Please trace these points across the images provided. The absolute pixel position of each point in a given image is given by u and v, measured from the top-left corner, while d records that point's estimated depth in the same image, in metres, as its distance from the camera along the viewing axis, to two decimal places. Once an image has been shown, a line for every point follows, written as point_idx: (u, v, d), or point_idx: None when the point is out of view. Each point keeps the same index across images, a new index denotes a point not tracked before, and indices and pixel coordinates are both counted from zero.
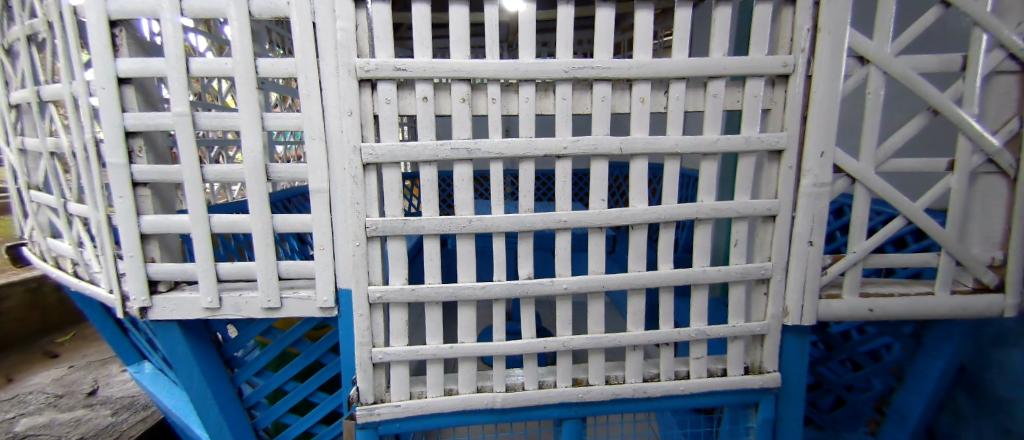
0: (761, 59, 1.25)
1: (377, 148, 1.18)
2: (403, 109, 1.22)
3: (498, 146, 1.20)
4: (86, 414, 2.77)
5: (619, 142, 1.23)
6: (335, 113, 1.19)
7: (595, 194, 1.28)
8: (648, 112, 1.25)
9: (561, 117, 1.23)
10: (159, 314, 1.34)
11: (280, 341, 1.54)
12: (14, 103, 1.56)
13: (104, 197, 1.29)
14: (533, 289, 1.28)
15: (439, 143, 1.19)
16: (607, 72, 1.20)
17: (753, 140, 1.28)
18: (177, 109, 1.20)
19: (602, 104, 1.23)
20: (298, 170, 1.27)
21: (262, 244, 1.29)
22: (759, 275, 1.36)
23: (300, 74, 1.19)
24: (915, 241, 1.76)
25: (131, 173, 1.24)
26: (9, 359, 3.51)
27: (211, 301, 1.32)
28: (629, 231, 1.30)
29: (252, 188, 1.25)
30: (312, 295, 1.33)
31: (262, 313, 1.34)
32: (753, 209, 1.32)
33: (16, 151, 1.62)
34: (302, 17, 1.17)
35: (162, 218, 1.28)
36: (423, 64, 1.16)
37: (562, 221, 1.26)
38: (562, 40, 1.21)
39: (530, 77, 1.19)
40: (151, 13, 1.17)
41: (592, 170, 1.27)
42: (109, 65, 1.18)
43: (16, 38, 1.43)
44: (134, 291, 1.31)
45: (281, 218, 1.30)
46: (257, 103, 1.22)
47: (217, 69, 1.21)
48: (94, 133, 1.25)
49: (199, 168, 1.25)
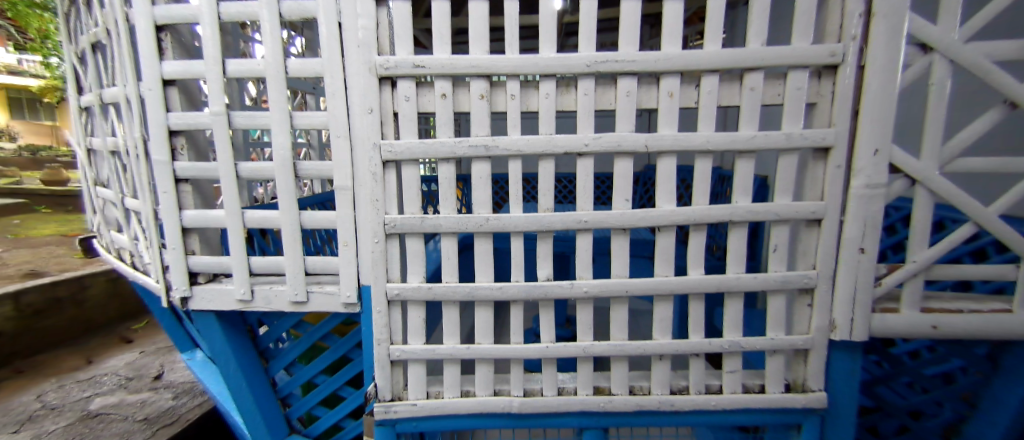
0: (805, 48, 1.15)
1: (396, 145, 1.19)
2: (423, 107, 1.22)
3: (517, 144, 1.18)
4: (151, 397, 2.99)
5: (644, 139, 1.17)
6: (357, 111, 1.22)
7: (619, 194, 1.22)
8: (676, 107, 1.18)
9: (583, 113, 1.18)
10: (198, 305, 1.41)
11: (310, 334, 1.59)
12: (84, 108, 1.70)
13: (151, 192, 1.38)
14: (551, 291, 1.23)
15: (457, 140, 1.18)
16: (631, 66, 1.15)
17: (795, 137, 1.17)
18: (214, 109, 1.27)
19: (627, 99, 1.18)
20: (323, 167, 1.31)
21: (290, 239, 1.34)
22: (801, 284, 1.24)
23: (326, 74, 1.23)
24: (997, 254, 1.55)
25: (173, 169, 1.33)
26: (90, 342, 3.74)
27: (243, 293, 1.38)
28: (656, 234, 1.23)
29: (281, 185, 1.30)
30: (337, 290, 1.36)
31: (290, 306, 1.38)
32: (794, 211, 1.21)
33: (86, 151, 1.78)
34: (328, 18, 1.20)
35: (202, 213, 1.35)
36: (443, 61, 1.15)
37: (583, 221, 1.21)
38: (585, 32, 1.16)
39: (550, 72, 1.16)
40: (192, 18, 1.25)
41: (616, 168, 1.21)
42: (156, 68, 1.27)
43: (85, 47, 1.56)
44: (176, 282, 1.39)
45: (308, 214, 1.34)
46: (287, 102, 1.27)
47: (251, 71, 1.28)
48: (143, 132, 1.34)
49: (234, 165, 1.32)
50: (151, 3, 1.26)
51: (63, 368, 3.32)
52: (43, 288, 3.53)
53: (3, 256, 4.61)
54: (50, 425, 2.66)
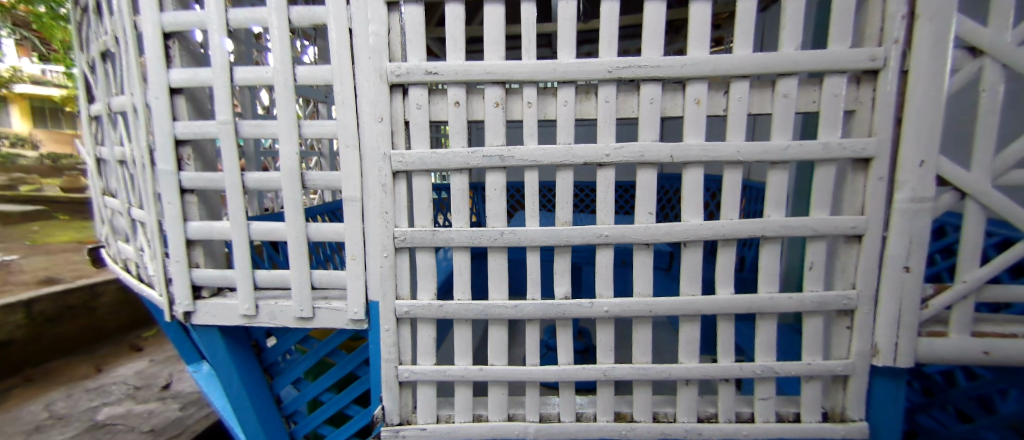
0: (843, 52, 1.07)
1: (406, 155, 1.14)
2: (435, 115, 1.17)
3: (533, 154, 1.12)
4: (158, 407, 2.95)
5: (669, 149, 1.10)
6: (367, 120, 1.17)
7: (641, 207, 1.15)
8: (704, 115, 1.11)
9: (603, 122, 1.12)
10: (202, 320, 1.37)
11: (316, 350, 1.53)
12: (93, 116, 1.68)
13: (156, 203, 1.34)
14: (570, 310, 1.16)
15: (470, 150, 1.13)
16: (655, 71, 1.08)
17: (834, 147, 1.09)
18: (221, 117, 1.23)
19: (651, 106, 1.11)
20: (331, 178, 1.26)
21: (297, 252, 1.29)
22: (840, 306, 1.15)
23: (335, 82, 1.18)
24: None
25: (179, 180, 1.29)
26: (100, 350, 3.74)
27: (247, 308, 1.32)
28: (681, 249, 1.15)
29: (287, 197, 1.25)
30: (344, 306, 1.31)
31: (295, 323, 1.33)
32: (831, 227, 1.12)
33: (94, 159, 1.76)
34: (338, 23, 1.15)
35: (207, 224, 1.31)
36: (457, 68, 1.11)
37: (603, 236, 1.14)
38: (606, 36, 1.10)
39: (569, 79, 1.10)
40: (200, 25, 1.22)
41: (638, 179, 1.14)
42: (162, 76, 1.24)
43: (94, 55, 1.55)
44: (180, 295, 1.35)
45: (315, 227, 1.29)
46: (295, 110, 1.23)
47: (259, 79, 1.24)
48: (149, 141, 1.31)
49: (240, 176, 1.27)
50: (159, 10, 1.23)
51: (73, 376, 3.31)
52: (56, 296, 3.54)
53: (20, 263, 4.66)
54: (57, 435, 2.63)
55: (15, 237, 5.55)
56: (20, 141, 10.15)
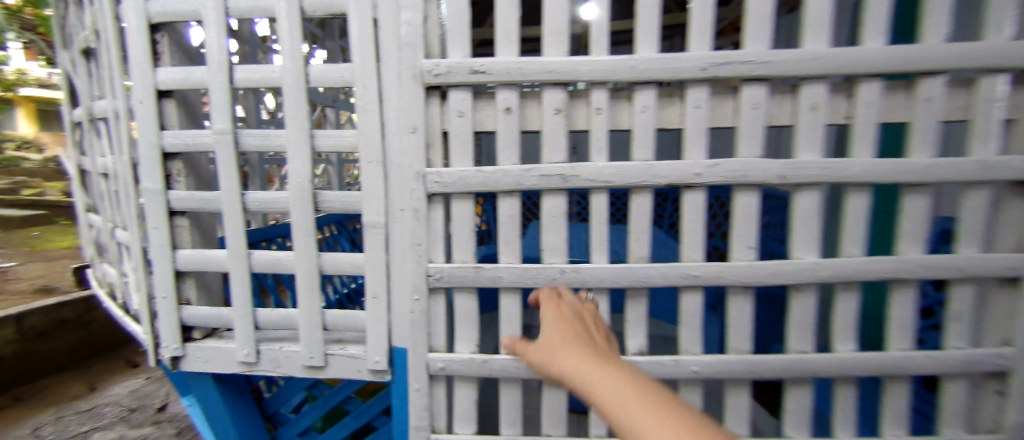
0: (1006, 45, 0.84)
1: (445, 174, 0.93)
2: (480, 125, 0.95)
3: (602, 173, 0.89)
4: (152, 433, 2.74)
5: (779, 167, 0.86)
6: (396, 130, 0.96)
7: (738, 239, 0.91)
8: (822, 124, 0.88)
9: (692, 132, 0.89)
10: (193, 366, 1.15)
11: (327, 398, 1.31)
12: (75, 122, 1.47)
13: (140, 227, 1.13)
14: (649, 370, 0.93)
15: (525, 168, 0.91)
16: (761, 68, 0.85)
17: (991, 167, 0.86)
18: (217, 126, 1.02)
19: (753, 114, 0.88)
20: (350, 199, 1.04)
21: (307, 289, 1.07)
22: (991, 368, 0.92)
23: (356, 83, 0.96)
24: None
25: (168, 200, 1.08)
26: (95, 366, 3.54)
27: (248, 354, 1.11)
28: (789, 293, 0.92)
29: (297, 222, 1.04)
30: (363, 353, 1.08)
31: (305, 372, 1.11)
32: (985, 267, 0.89)
33: (78, 170, 1.55)
34: (361, 11, 0.93)
35: (200, 253, 1.10)
36: (507, 65, 0.88)
37: (691, 276, 0.90)
38: (698, 25, 0.88)
39: (650, 78, 0.87)
40: (193, 14, 1.01)
41: (734, 205, 0.91)
42: (149, 77, 1.03)
43: (76, 52, 1.34)
44: (167, 337, 1.13)
45: (329, 258, 1.06)
46: (308, 118, 1.01)
47: (264, 80, 1.02)
48: (132, 154, 1.10)
49: (241, 196, 1.06)
50: None
51: (64, 396, 3.11)
52: (49, 309, 3.34)
53: (16, 270, 4.49)
54: None
55: (14, 243, 5.40)
56: (27, 144, 10.09)
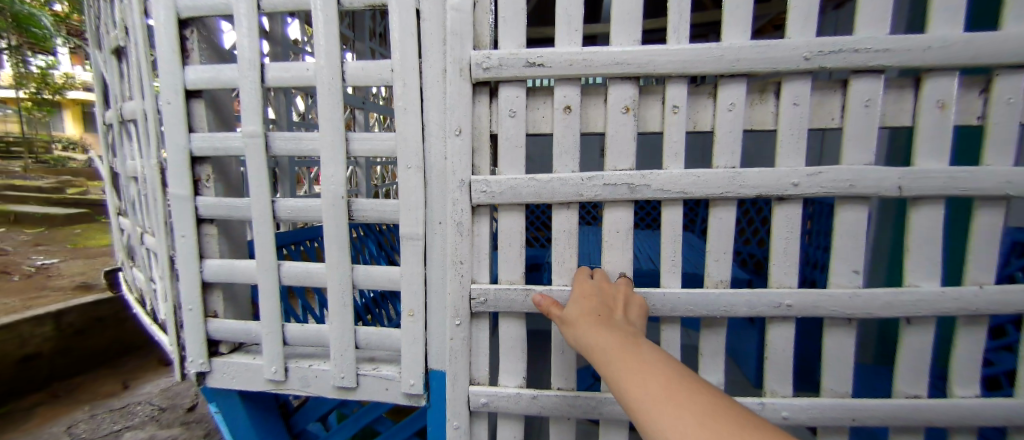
0: None
1: (492, 183, 0.85)
2: (533, 126, 0.87)
3: (680, 182, 0.84)
4: (181, 434, 2.74)
5: (897, 177, 0.84)
6: (439, 132, 0.88)
7: (844, 260, 0.90)
8: (946, 127, 0.84)
9: (787, 136, 0.85)
10: (219, 382, 1.08)
11: (357, 418, 1.23)
12: (108, 124, 1.44)
13: (167, 234, 1.07)
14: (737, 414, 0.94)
15: (586, 177, 0.84)
16: (878, 59, 0.81)
17: None
18: (248, 128, 0.95)
19: (864, 113, 0.84)
20: (387, 208, 0.95)
21: (339, 304, 0.98)
22: None
23: (397, 80, 0.88)
24: None
25: (195, 207, 1.01)
26: (128, 364, 3.60)
27: (275, 372, 1.03)
28: (901, 333, 0.93)
29: (330, 232, 0.95)
30: (397, 374, 1.00)
31: (335, 392, 1.02)
32: None
33: (109, 173, 1.53)
34: (402, 1, 0.86)
35: (228, 263, 1.03)
36: (567, 57, 0.81)
37: (785, 306, 0.89)
38: (800, 8, 0.82)
39: (746, 70, 0.81)
40: (224, 8, 0.94)
41: (837, 219, 0.89)
42: (177, 76, 0.96)
43: (108, 53, 1.31)
44: (193, 351, 1.07)
45: (363, 270, 0.98)
46: (343, 120, 0.92)
47: (297, 78, 0.95)
48: (160, 157, 1.04)
49: (271, 203, 0.99)
50: None
51: (99, 394, 3.17)
52: (86, 307, 3.42)
53: (58, 267, 4.65)
54: None
55: (58, 240, 5.61)
56: (73, 145, 10.58)
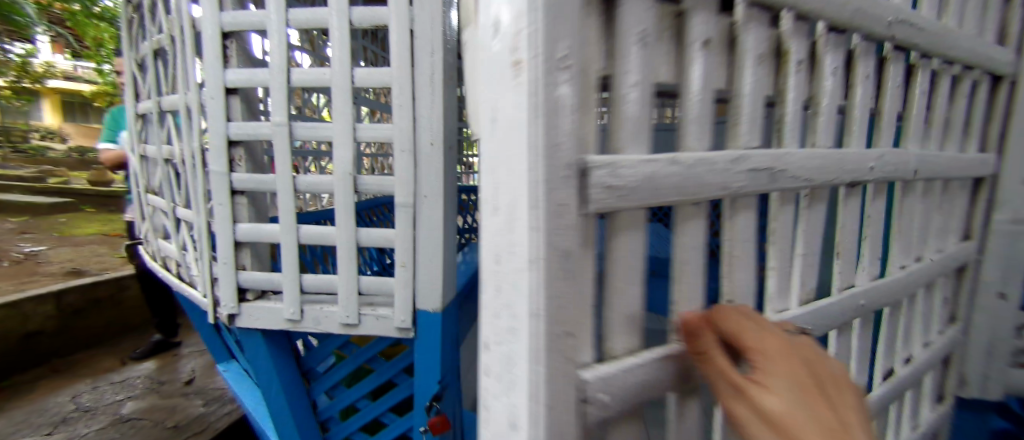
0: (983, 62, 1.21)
1: (621, 171, 0.53)
2: (653, 71, 0.64)
3: (811, 168, 0.76)
4: (182, 402, 2.95)
5: (915, 163, 1.03)
6: (427, 124, 1.18)
7: (869, 254, 1.05)
8: (920, 116, 1.10)
9: (864, 116, 0.93)
10: (246, 323, 1.34)
11: (357, 356, 1.50)
12: (140, 114, 1.68)
13: (206, 204, 1.33)
14: None
15: (737, 161, 0.64)
16: (914, 40, 0.97)
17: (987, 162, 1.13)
18: (276, 119, 1.21)
19: (893, 97, 1.02)
20: (385, 182, 1.23)
21: (346, 258, 1.26)
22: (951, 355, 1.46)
23: (394, 84, 1.17)
24: None
25: (231, 181, 1.27)
26: (123, 344, 3.76)
27: (293, 313, 1.30)
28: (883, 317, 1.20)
29: (340, 201, 1.23)
30: (391, 313, 1.28)
31: (341, 329, 1.30)
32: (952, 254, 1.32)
33: (138, 156, 1.76)
34: (400, 24, 1.14)
35: (256, 227, 1.29)
36: None
37: (859, 303, 0.99)
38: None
39: (856, 34, 0.84)
40: (259, 24, 1.20)
41: (874, 207, 1.03)
42: (219, 77, 1.23)
43: (146, 54, 1.55)
44: (226, 298, 1.33)
45: (366, 232, 1.26)
46: (352, 114, 1.20)
47: (316, 81, 1.21)
48: (202, 142, 1.30)
49: (292, 178, 1.25)
50: (219, 8, 1.21)
51: (98, 369, 3.34)
52: (84, 288, 3.58)
53: (47, 254, 4.74)
54: (83, 428, 2.63)
55: (43, 229, 5.67)
56: (49, 135, 10.43)
